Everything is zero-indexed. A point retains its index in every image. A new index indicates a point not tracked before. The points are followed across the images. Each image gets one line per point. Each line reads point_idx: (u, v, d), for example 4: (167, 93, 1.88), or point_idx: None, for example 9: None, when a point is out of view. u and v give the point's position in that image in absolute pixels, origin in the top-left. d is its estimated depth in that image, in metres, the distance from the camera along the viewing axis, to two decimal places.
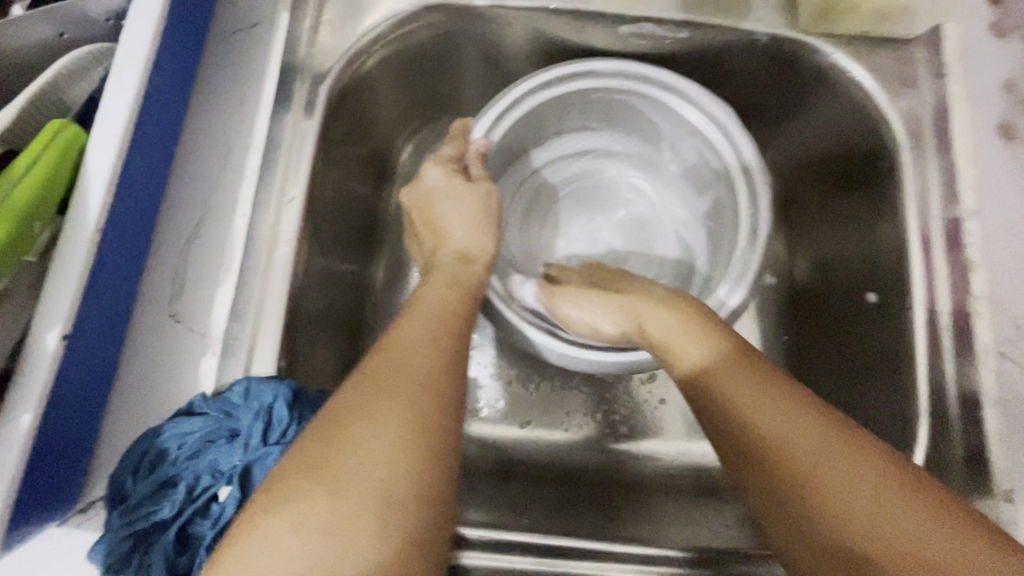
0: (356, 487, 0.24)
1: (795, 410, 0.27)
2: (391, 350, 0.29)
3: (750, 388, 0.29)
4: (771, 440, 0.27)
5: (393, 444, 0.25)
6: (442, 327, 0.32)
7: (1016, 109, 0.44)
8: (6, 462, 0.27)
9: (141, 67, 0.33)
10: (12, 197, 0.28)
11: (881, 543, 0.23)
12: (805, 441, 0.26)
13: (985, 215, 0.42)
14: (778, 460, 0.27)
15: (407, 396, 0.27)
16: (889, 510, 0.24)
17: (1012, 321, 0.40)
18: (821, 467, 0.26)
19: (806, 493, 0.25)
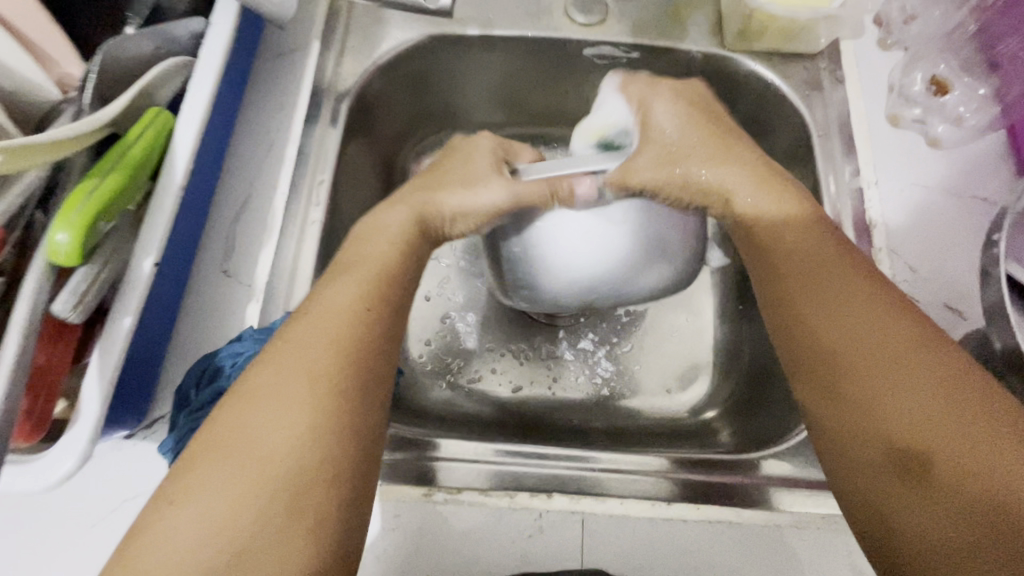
0: (268, 419, 0.29)
1: (883, 320, 0.33)
2: (314, 307, 0.34)
3: (859, 299, 0.35)
4: (833, 340, 0.34)
5: (304, 384, 0.30)
6: (369, 287, 0.36)
7: (901, 103, 0.54)
8: (112, 353, 0.35)
9: (214, 72, 0.43)
10: (126, 154, 0.37)
11: (932, 434, 0.29)
12: (891, 360, 0.32)
13: (881, 185, 0.52)
14: (843, 356, 0.33)
15: (319, 345, 0.32)
16: (949, 406, 0.29)
17: (908, 266, 0.49)
18: (884, 371, 0.31)
19: (860, 388, 0.32)
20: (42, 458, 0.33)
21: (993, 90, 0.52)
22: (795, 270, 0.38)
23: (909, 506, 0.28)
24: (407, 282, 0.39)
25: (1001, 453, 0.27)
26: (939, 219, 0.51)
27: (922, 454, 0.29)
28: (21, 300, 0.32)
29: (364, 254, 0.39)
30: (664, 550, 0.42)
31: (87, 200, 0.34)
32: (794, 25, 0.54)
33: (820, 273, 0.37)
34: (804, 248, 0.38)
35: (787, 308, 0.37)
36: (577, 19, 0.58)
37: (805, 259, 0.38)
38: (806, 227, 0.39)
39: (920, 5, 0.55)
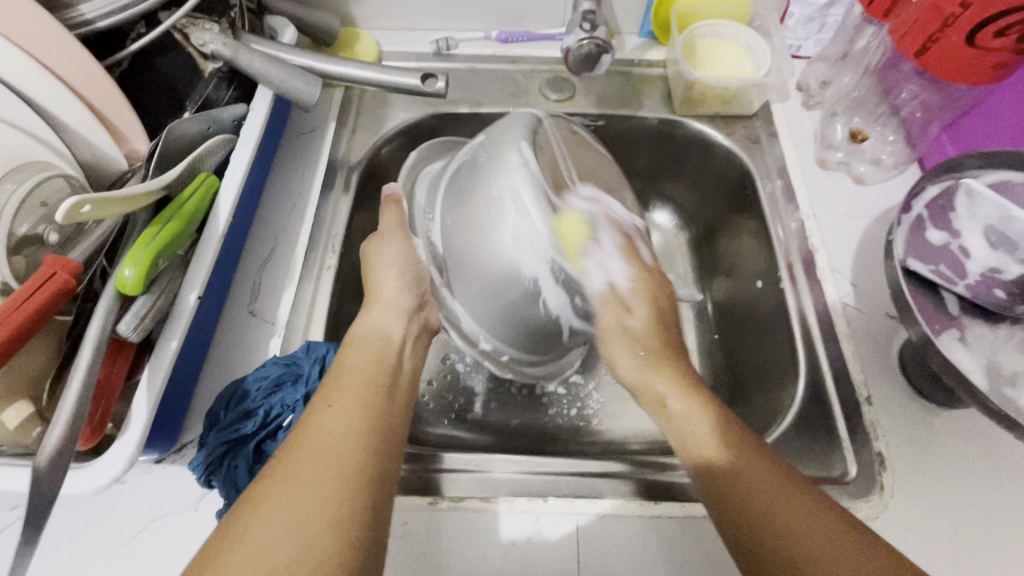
0: (275, 518, 0.31)
1: (810, 524, 0.35)
2: (319, 422, 0.37)
3: (768, 476, 0.38)
4: (762, 510, 0.36)
5: (310, 493, 0.33)
6: (372, 409, 0.39)
7: (827, 150, 0.64)
8: (160, 371, 0.41)
9: (252, 145, 0.52)
10: (182, 207, 0.45)
11: (832, 570, 0.33)
12: (789, 509, 0.36)
13: (819, 217, 0.60)
14: (760, 535, 0.36)
15: (335, 469, 0.34)
16: (822, 551, 0.34)
17: (850, 283, 0.56)
18: (806, 534, 0.35)
19: (789, 569, 0.34)
20: (95, 462, 0.38)
21: (901, 135, 0.63)
22: (744, 474, 0.38)
23: None
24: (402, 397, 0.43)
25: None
26: (872, 241, 0.58)
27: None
28: (94, 321, 0.38)
29: (347, 373, 0.42)
30: (653, 547, 0.45)
31: (152, 241, 0.41)
32: (728, 93, 0.65)
33: (748, 468, 0.39)
34: (700, 426, 0.43)
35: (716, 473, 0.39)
36: (551, 96, 0.70)
37: (754, 479, 0.38)
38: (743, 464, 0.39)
39: (830, 72, 0.67)
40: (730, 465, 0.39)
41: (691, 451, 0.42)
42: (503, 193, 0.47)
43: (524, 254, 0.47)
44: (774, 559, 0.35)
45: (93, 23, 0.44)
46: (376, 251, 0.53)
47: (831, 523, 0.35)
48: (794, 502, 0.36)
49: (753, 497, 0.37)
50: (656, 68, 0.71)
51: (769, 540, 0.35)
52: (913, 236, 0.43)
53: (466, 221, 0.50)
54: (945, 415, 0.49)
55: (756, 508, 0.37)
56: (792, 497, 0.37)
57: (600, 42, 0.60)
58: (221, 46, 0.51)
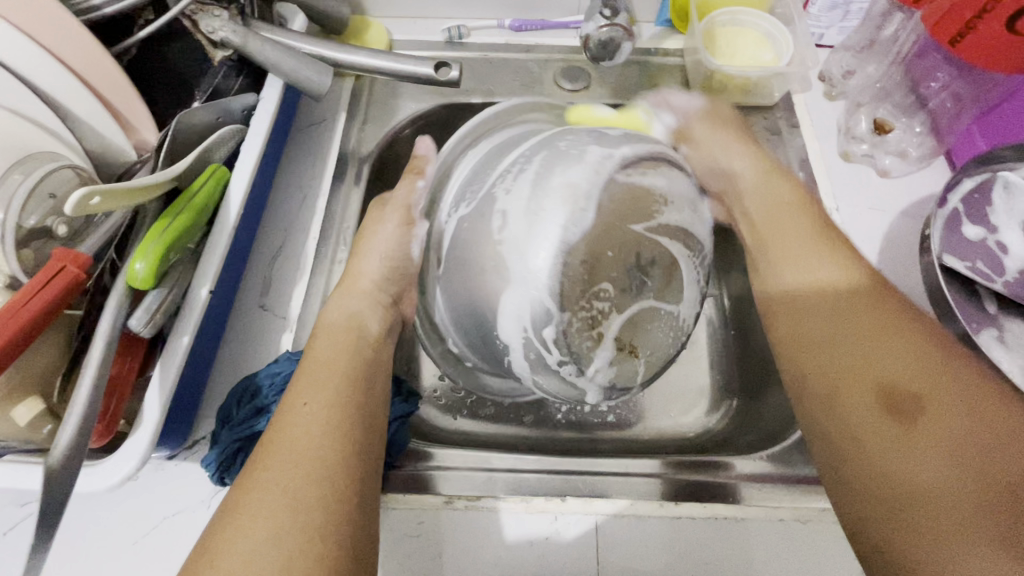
0: (254, 517, 0.32)
1: (901, 344, 0.39)
2: (287, 419, 0.37)
3: (871, 319, 0.41)
4: (863, 350, 0.40)
5: (299, 476, 0.34)
6: (343, 390, 0.40)
7: (850, 142, 0.62)
8: (171, 366, 0.40)
9: (263, 135, 0.51)
10: (192, 200, 0.44)
11: (939, 397, 0.36)
12: (891, 344, 0.39)
13: (843, 210, 0.58)
14: (867, 373, 0.39)
15: (309, 454, 0.35)
16: (882, 339, 0.39)
17: (875, 278, 0.55)
18: (921, 379, 0.37)
19: (869, 379, 0.39)
20: (106, 461, 0.37)
21: (927, 127, 0.61)
22: (827, 330, 0.42)
23: (913, 437, 0.35)
24: (378, 368, 0.44)
25: (992, 426, 0.34)
26: (896, 236, 0.57)
27: (918, 406, 0.36)
28: (104, 316, 0.37)
29: (319, 364, 0.42)
30: (675, 547, 0.44)
31: (163, 234, 0.40)
32: (749, 82, 0.63)
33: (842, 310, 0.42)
34: (796, 279, 0.46)
35: (802, 342, 0.43)
36: (565, 86, 0.68)
37: (865, 313, 0.41)
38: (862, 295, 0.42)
39: (854, 62, 0.65)
40: (826, 304, 0.43)
41: (799, 334, 0.44)
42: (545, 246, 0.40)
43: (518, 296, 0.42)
44: (859, 382, 0.39)
45: (100, 9, 0.43)
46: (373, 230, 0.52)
47: (926, 357, 0.38)
48: (900, 337, 0.39)
49: (822, 339, 0.42)
50: (674, 57, 0.69)
51: (859, 352, 0.40)
52: (949, 231, 0.41)
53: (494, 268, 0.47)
54: None
55: (875, 360, 0.39)
56: (918, 352, 0.38)
57: (622, 30, 0.59)
58: (231, 34, 0.50)
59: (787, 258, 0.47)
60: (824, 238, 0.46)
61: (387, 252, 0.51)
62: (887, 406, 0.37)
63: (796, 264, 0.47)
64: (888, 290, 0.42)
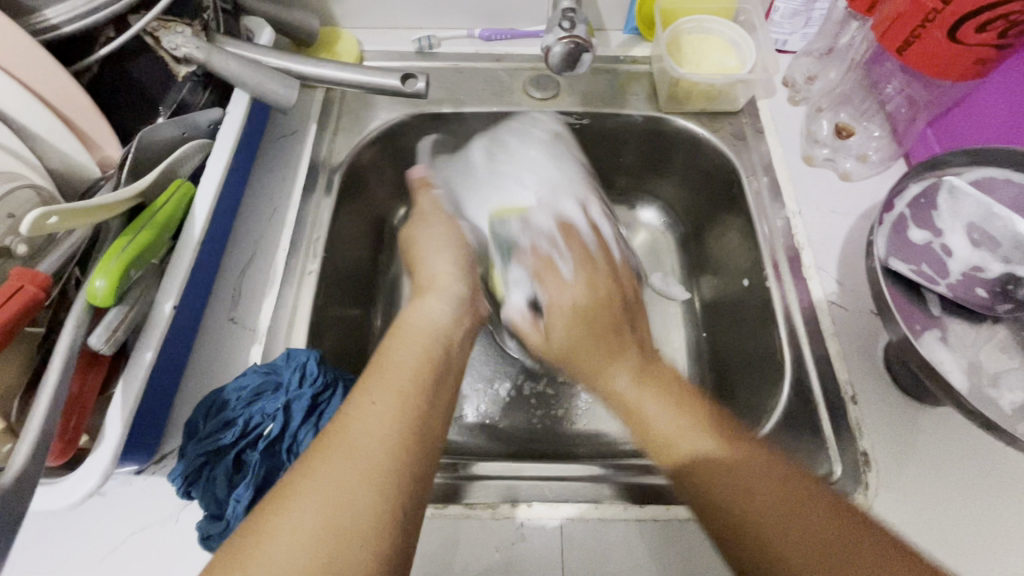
0: (302, 512, 0.31)
1: (761, 471, 0.38)
2: (355, 417, 0.35)
3: (716, 455, 0.39)
4: (725, 492, 0.37)
5: (340, 493, 0.32)
6: (402, 405, 0.36)
7: (812, 146, 0.63)
8: (135, 381, 0.41)
9: (229, 149, 0.51)
10: (155, 215, 0.44)
11: (800, 555, 0.34)
12: (740, 478, 0.38)
13: (804, 214, 0.60)
14: (731, 503, 0.37)
15: (357, 471, 0.33)
16: (744, 491, 0.37)
17: (836, 280, 0.56)
18: (778, 526, 0.35)
19: (755, 531, 0.35)
20: (67, 478, 0.38)
21: (886, 133, 0.62)
22: (712, 470, 0.38)
23: None
24: (450, 376, 0.41)
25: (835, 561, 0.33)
26: (857, 237, 0.58)
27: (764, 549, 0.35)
28: (63, 334, 0.37)
29: (390, 361, 0.40)
30: (638, 550, 0.45)
31: (123, 251, 0.40)
32: (713, 89, 0.64)
33: (694, 459, 0.39)
34: (666, 421, 0.42)
35: (701, 491, 0.38)
36: (535, 95, 0.69)
37: (699, 439, 0.40)
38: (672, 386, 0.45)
39: (816, 67, 0.66)
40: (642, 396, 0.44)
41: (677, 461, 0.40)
42: (513, 190, 0.59)
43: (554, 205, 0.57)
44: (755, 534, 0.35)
45: (59, 29, 0.43)
46: (428, 242, 0.52)
47: (788, 482, 0.37)
48: (752, 460, 0.38)
49: (724, 488, 0.38)
50: (641, 64, 0.70)
51: (735, 518, 0.36)
52: (894, 235, 0.43)
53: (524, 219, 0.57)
54: (930, 413, 0.49)
55: (711, 494, 0.38)
56: (776, 477, 0.37)
57: (581, 42, 0.59)
58: (194, 49, 0.50)
59: (576, 353, 0.48)
60: (610, 343, 0.47)
61: (452, 242, 0.52)
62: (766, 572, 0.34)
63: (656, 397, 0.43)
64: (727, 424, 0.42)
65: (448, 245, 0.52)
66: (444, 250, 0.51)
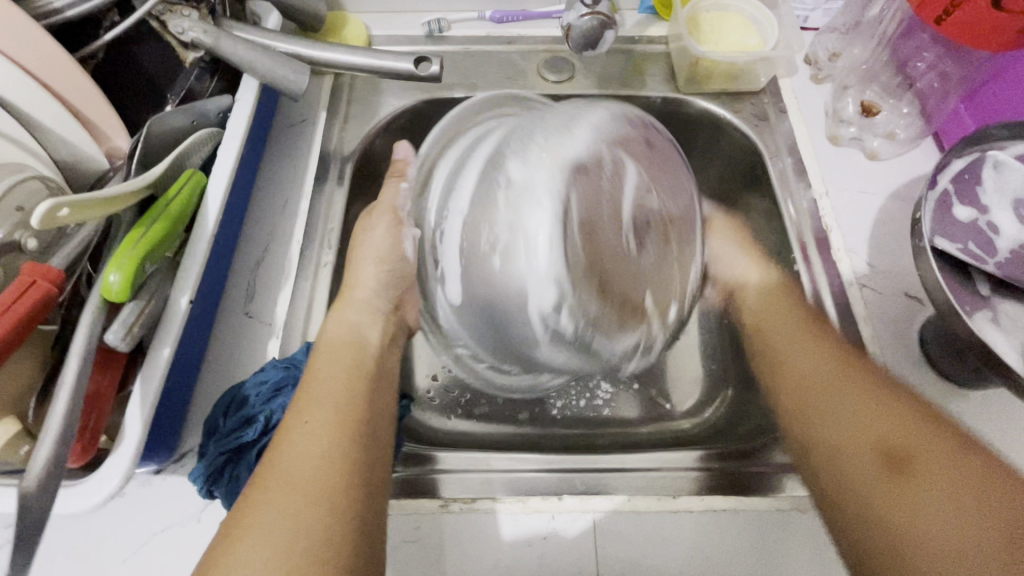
0: (272, 520, 0.34)
1: (881, 412, 0.41)
2: (294, 434, 0.39)
3: (867, 396, 0.42)
4: (864, 418, 0.41)
5: (298, 500, 0.35)
6: (338, 413, 0.41)
7: (837, 126, 0.62)
8: (153, 379, 0.39)
9: (240, 138, 0.50)
10: (168, 207, 0.43)
11: (916, 447, 0.38)
12: (859, 407, 0.42)
13: (832, 195, 0.58)
14: (826, 432, 0.43)
15: (307, 477, 0.36)
16: (904, 428, 0.39)
17: (867, 262, 0.54)
18: (885, 424, 0.40)
19: (857, 440, 0.41)
20: (88, 479, 0.36)
21: (915, 108, 0.61)
22: (828, 411, 0.44)
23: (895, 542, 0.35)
24: (376, 378, 0.46)
25: (956, 478, 0.35)
26: (887, 219, 0.56)
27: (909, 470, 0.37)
28: (79, 331, 0.36)
29: (326, 381, 0.43)
30: (674, 542, 0.44)
31: (139, 243, 0.39)
32: (734, 68, 0.62)
33: (856, 419, 0.42)
34: (803, 367, 0.48)
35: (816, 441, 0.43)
36: (549, 78, 0.67)
37: (821, 378, 0.46)
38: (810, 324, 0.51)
39: (840, 44, 0.64)
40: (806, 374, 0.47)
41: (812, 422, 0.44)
42: (515, 183, 0.44)
43: (557, 273, 0.43)
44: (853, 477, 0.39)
45: (61, 12, 0.41)
46: (365, 236, 0.55)
47: (915, 419, 0.40)
48: (862, 400, 0.43)
49: (821, 414, 0.44)
50: (658, 44, 0.68)
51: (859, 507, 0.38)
52: (939, 213, 0.41)
53: (506, 211, 0.44)
54: (969, 397, 0.48)
55: (833, 446, 0.42)
56: (909, 423, 0.40)
57: (602, 18, 0.57)
58: (202, 34, 0.48)
59: (785, 363, 0.50)
60: (807, 331, 0.50)
61: (381, 253, 0.54)
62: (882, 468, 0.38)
63: (806, 353, 0.49)
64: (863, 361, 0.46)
65: (393, 253, 0.54)
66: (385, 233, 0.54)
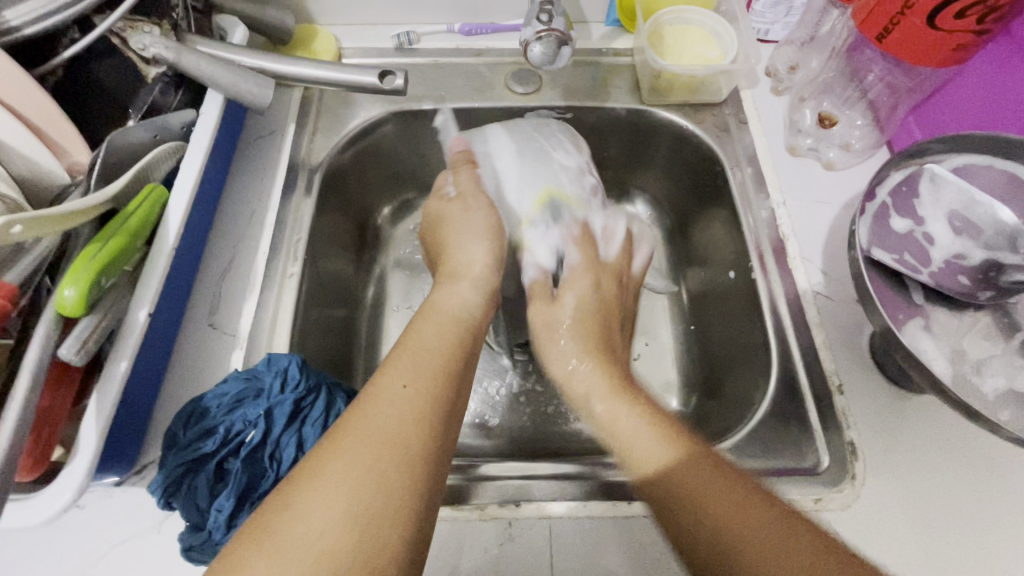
0: (339, 486, 0.31)
1: (745, 519, 0.32)
2: (384, 395, 0.36)
3: (721, 492, 0.34)
4: (705, 513, 0.33)
5: (364, 469, 0.32)
6: (425, 375, 0.38)
7: (795, 137, 0.63)
8: (109, 391, 0.40)
9: (204, 152, 0.50)
10: (127, 221, 0.43)
11: (759, 560, 0.30)
12: (732, 509, 0.33)
13: (789, 205, 0.60)
14: (704, 524, 0.33)
15: (383, 443, 0.33)
16: (739, 514, 0.32)
17: (821, 270, 0.56)
18: (716, 518, 0.33)
19: (717, 540, 0.32)
20: (40, 495, 0.37)
21: (869, 119, 0.62)
22: (706, 502, 0.34)
23: None
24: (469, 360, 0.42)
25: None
26: (842, 227, 0.58)
27: None
28: (32, 346, 0.36)
29: (421, 346, 0.41)
30: (629, 546, 0.45)
31: (94, 258, 0.39)
32: (694, 81, 0.64)
33: (711, 509, 0.33)
34: (631, 424, 0.39)
35: (682, 513, 0.34)
36: (517, 89, 0.68)
37: (688, 476, 0.35)
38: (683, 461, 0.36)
39: (798, 57, 0.66)
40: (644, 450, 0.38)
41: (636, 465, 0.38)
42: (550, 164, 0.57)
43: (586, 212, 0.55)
44: None
45: (19, 30, 0.42)
46: (460, 216, 0.53)
47: (767, 509, 0.32)
48: (722, 482, 0.34)
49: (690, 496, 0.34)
50: (623, 57, 0.69)
51: None
52: (877, 224, 0.43)
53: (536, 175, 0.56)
54: (916, 401, 0.49)
55: (705, 527, 0.33)
56: (745, 509, 0.33)
57: (559, 35, 0.58)
58: (163, 50, 0.49)
59: (596, 411, 0.42)
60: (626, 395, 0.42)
61: (485, 229, 0.51)
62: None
63: (636, 423, 0.39)
64: (717, 453, 0.37)
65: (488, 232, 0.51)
66: (478, 236, 0.51)
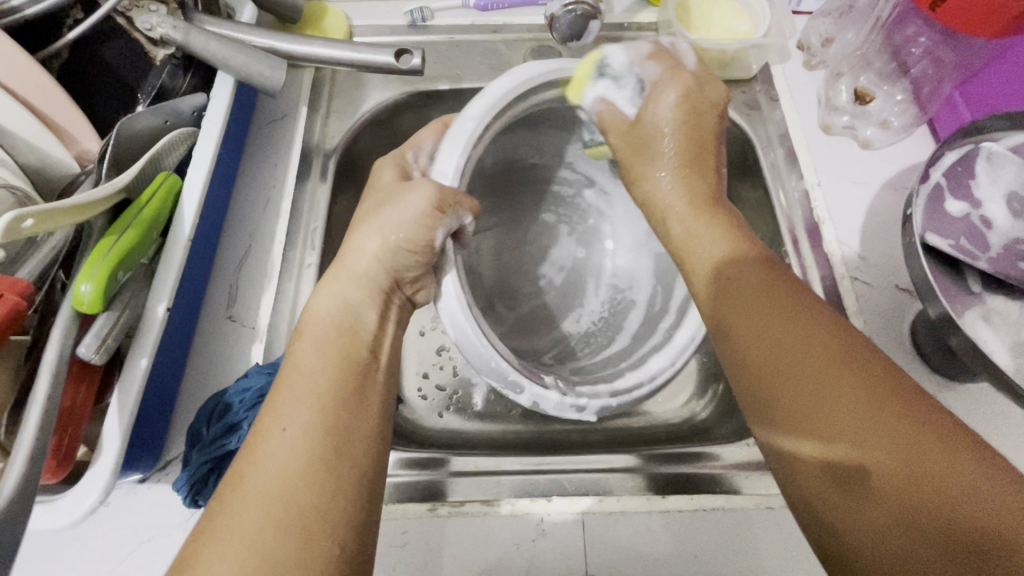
0: (230, 543, 0.28)
1: (886, 426, 0.29)
2: (268, 437, 0.32)
3: (827, 368, 0.32)
4: (795, 395, 0.33)
5: (268, 512, 0.29)
6: (318, 407, 0.33)
7: (830, 114, 0.60)
8: (130, 390, 0.38)
9: (216, 136, 0.48)
10: (140, 213, 0.41)
11: (893, 461, 0.28)
12: (842, 374, 0.32)
13: (824, 185, 0.57)
14: (800, 420, 0.32)
15: (272, 491, 0.30)
16: (857, 405, 0.30)
17: (859, 254, 0.53)
18: (840, 417, 0.31)
19: (819, 447, 0.31)
20: (66, 496, 0.36)
21: (909, 94, 0.59)
22: (789, 394, 0.33)
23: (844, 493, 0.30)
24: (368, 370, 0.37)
25: (927, 484, 0.27)
26: (879, 210, 0.55)
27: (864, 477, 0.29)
28: (50, 343, 0.35)
29: (304, 375, 0.35)
30: (662, 541, 0.44)
31: (108, 252, 0.37)
32: (725, 56, 0.60)
33: (777, 365, 0.34)
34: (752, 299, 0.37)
35: (763, 393, 0.34)
36: None
37: (797, 344, 0.34)
38: (805, 305, 0.36)
39: (834, 29, 0.62)
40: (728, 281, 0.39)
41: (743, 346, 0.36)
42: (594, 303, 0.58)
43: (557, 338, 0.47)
44: (808, 465, 0.31)
45: (21, 11, 0.39)
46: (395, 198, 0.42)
47: (900, 418, 0.29)
48: (844, 365, 0.32)
49: (772, 360, 0.34)
50: (648, 31, 0.66)
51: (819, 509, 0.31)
52: (930, 205, 0.40)
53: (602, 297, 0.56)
54: (958, 389, 0.48)
55: (799, 434, 0.32)
56: (873, 395, 0.30)
57: (587, 7, 0.56)
58: (170, 29, 0.47)
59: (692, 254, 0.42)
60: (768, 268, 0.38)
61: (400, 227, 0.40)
62: (830, 477, 0.30)
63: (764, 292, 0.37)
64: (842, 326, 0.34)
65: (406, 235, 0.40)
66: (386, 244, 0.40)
